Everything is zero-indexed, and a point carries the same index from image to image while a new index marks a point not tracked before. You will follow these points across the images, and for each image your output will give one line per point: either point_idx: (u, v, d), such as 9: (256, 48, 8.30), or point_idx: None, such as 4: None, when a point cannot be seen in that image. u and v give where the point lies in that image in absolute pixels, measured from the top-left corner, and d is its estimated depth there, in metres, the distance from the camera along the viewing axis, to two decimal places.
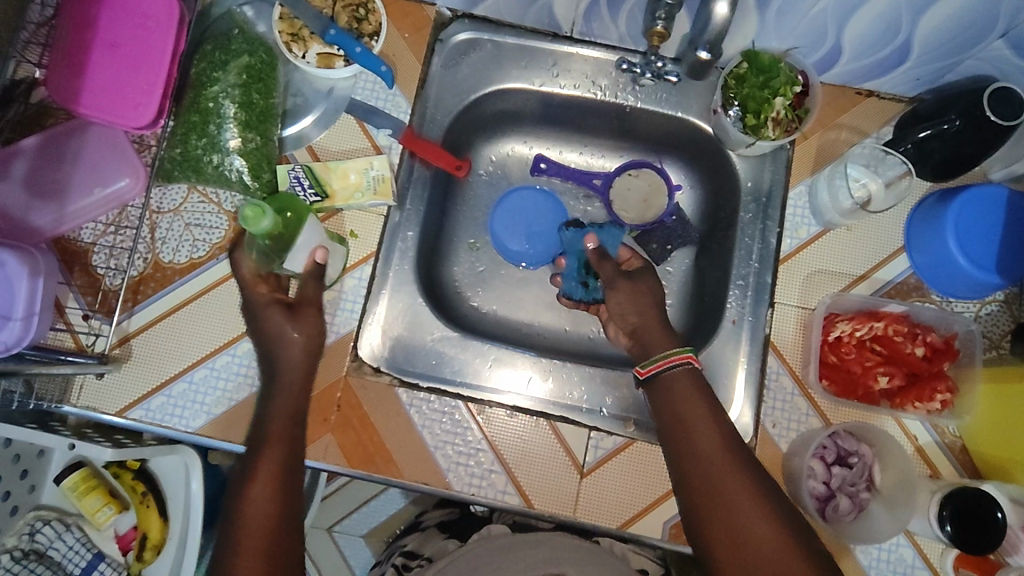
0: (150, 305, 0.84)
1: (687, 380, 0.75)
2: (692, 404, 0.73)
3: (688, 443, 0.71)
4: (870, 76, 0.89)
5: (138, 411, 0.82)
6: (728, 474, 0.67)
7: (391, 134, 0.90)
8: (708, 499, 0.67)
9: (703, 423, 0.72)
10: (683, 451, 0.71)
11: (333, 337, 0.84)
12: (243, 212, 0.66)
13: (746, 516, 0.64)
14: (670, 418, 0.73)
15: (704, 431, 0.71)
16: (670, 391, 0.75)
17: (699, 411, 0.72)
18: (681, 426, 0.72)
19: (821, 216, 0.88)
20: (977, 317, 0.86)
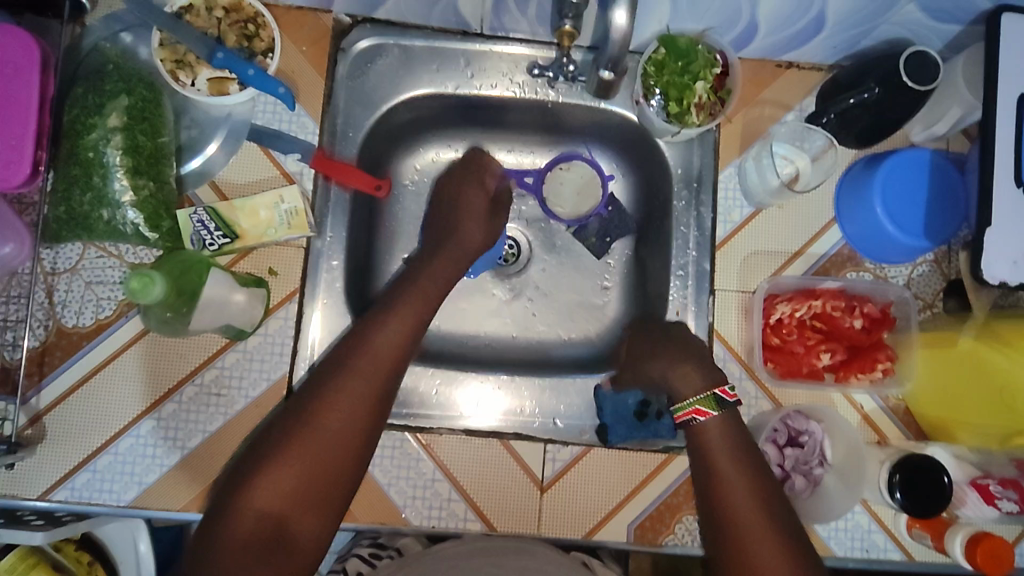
0: (58, 378, 0.78)
1: (712, 430, 0.73)
2: (724, 458, 0.71)
3: (712, 478, 0.71)
4: (789, 48, 0.87)
5: (64, 492, 0.77)
6: (759, 538, 0.66)
7: (300, 158, 0.84)
8: (734, 536, 0.67)
9: (730, 460, 0.71)
10: (711, 486, 0.71)
11: (264, 385, 0.80)
12: (129, 287, 0.65)
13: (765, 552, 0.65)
14: (704, 472, 0.72)
15: (727, 465, 0.71)
16: (701, 443, 0.73)
17: (740, 473, 0.70)
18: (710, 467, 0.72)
19: (752, 198, 0.87)
20: (910, 279, 0.87)
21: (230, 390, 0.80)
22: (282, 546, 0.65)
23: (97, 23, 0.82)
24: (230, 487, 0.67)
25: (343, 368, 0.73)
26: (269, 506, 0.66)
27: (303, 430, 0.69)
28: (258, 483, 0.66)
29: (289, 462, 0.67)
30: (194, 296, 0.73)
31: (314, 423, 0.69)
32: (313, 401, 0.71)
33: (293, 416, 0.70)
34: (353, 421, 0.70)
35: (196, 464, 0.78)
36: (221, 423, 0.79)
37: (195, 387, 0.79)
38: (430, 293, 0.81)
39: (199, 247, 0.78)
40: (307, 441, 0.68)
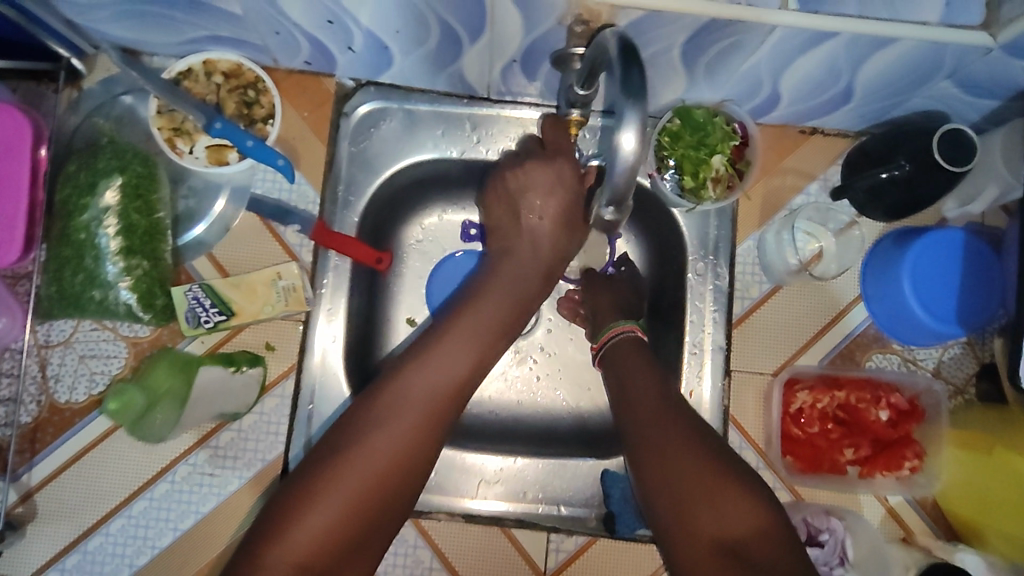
0: (49, 456, 0.76)
1: (635, 345, 0.77)
2: (633, 364, 0.75)
3: (627, 393, 0.72)
4: (813, 116, 0.83)
5: (53, 573, 0.75)
6: (661, 415, 0.68)
7: (300, 230, 0.82)
8: (666, 481, 0.64)
9: (645, 377, 0.72)
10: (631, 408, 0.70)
11: (259, 466, 0.77)
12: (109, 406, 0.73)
13: (684, 467, 0.63)
14: (616, 379, 0.75)
15: (640, 380, 0.72)
16: (619, 353, 0.77)
17: (644, 370, 0.74)
18: (627, 378, 0.73)
19: (771, 274, 0.83)
20: (940, 363, 0.81)
21: (224, 471, 0.77)
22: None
23: (96, 87, 0.80)
24: (263, 530, 0.59)
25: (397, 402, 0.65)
26: (300, 563, 0.58)
27: (345, 472, 0.61)
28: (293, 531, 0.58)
29: (330, 511, 0.60)
30: (182, 399, 0.74)
31: (354, 462, 0.62)
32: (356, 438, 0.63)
33: (335, 457, 0.62)
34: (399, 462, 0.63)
35: (187, 547, 0.76)
36: (214, 505, 0.77)
37: (188, 467, 0.77)
38: (494, 316, 0.72)
39: (194, 325, 0.76)
40: (345, 488, 0.61)
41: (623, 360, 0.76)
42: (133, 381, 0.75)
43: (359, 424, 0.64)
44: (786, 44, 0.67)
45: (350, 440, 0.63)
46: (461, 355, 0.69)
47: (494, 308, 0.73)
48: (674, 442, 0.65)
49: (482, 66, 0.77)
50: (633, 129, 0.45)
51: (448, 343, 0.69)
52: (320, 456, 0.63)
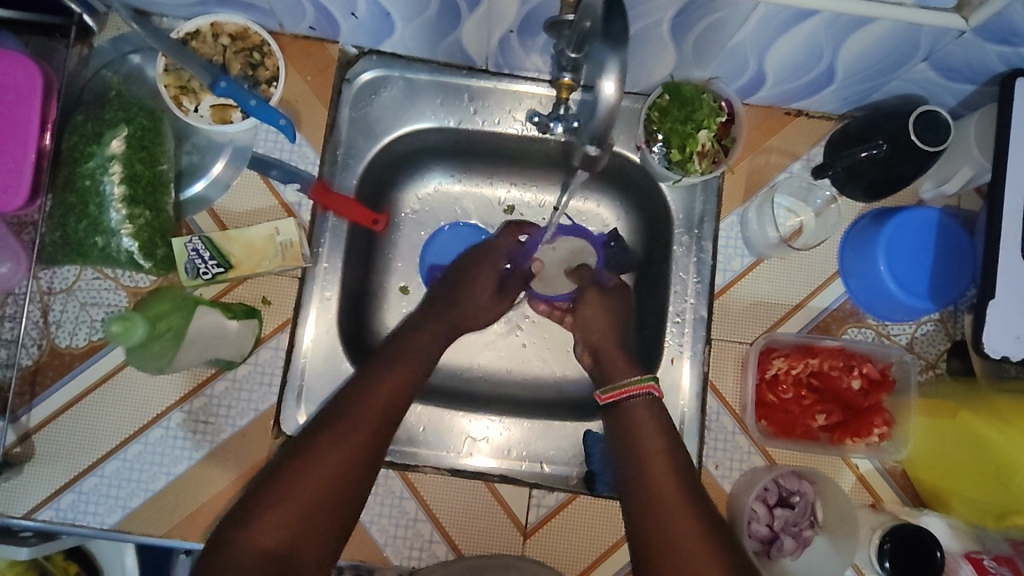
0: (49, 397, 0.78)
1: (650, 407, 0.76)
2: (643, 425, 0.75)
3: (636, 456, 0.72)
4: (798, 97, 0.86)
5: (49, 511, 0.77)
6: (672, 496, 0.68)
7: (299, 189, 0.85)
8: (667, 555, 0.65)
9: (652, 454, 0.72)
10: (632, 491, 0.71)
11: (252, 415, 0.80)
12: (110, 329, 0.65)
13: (690, 548, 0.64)
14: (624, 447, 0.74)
15: (641, 449, 0.73)
16: (628, 417, 0.76)
17: (655, 438, 0.73)
18: (631, 447, 0.73)
19: (753, 247, 0.86)
20: (913, 338, 0.84)
21: (217, 419, 0.79)
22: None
23: (105, 45, 0.82)
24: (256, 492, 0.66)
25: (351, 399, 0.73)
26: (265, 542, 0.62)
27: (305, 456, 0.68)
28: (263, 508, 0.64)
29: (294, 490, 0.65)
30: (179, 338, 0.71)
31: (331, 440, 0.69)
32: (315, 433, 0.70)
33: (296, 447, 0.69)
34: (358, 446, 0.70)
35: (178, 492, 0.78)
36: (206, 452, 0.79)
37: (184, 413, 0.79)
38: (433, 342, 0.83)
39: (193, 276, 0.78)
40: (324, 463, 0.67)
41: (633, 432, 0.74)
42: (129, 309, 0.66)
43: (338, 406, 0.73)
44: (770, 22, 0.70)
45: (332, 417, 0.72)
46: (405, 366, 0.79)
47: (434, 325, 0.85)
48: (684, 526, 0.65)
49: (481, 36, 0.80)
50: (614, 77, 0.50)
51: (396, 360, 0.79)
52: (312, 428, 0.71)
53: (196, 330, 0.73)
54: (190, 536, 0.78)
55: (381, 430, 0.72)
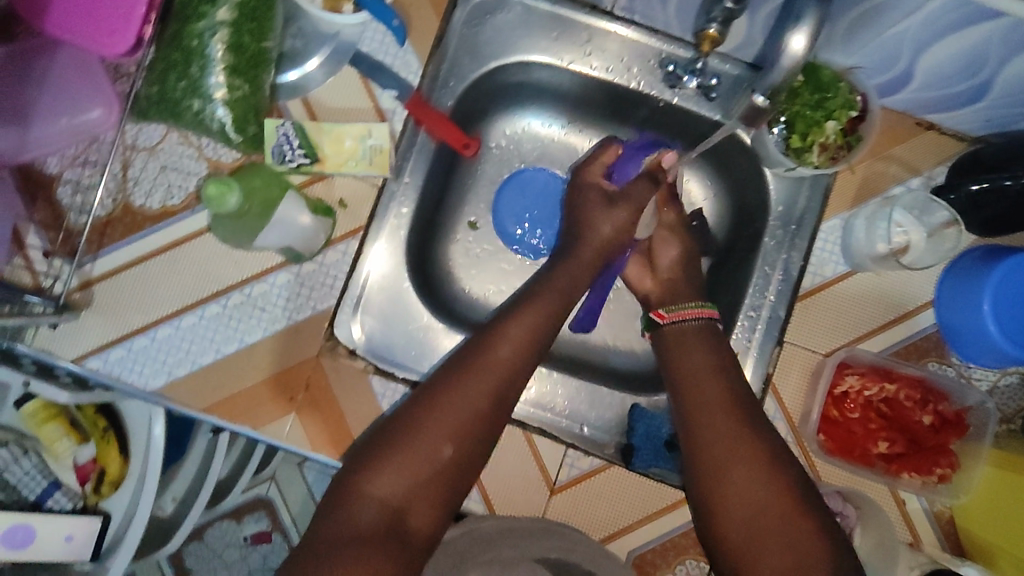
0: (115, 251, 0.78)
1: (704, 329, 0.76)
2: (700, 354, 0.74)
3: (698, 389, 0.71)
4: (936, 108, 0.79)
5: (96, 361, 0.78)
6: (732, 420, 0.68)
7: (396, 97, 0.81)
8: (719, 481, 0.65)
9: (721, 391, 0.70)
10: (705, 435, 0.67)
11: (309, 311, 0.79)
12: (205, 191, 0.63)
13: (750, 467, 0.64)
14: (686, 372, 0.73)
15: (716, 392, 0.70)
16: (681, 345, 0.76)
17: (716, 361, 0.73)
18: (699, 380, 0.72)
19: (851, 256, 0.81)
20: (994, 387, 0.80)
21: (274, 307, 0.78)
22: (402, 542, 0.60)
23: None
24: (384, 437, 0.65)
25: (461, 367, 0.69)
26: (387, 491, 0.61)
27: (424, 425, 0.65)
28: (384, 469, 0.62)
29: (414, 456, 0.63)
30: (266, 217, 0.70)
31: (453, 389, 0.67)
32: (431, 393, 0.67)
33: (417, 412, 0.66)
34: (474, 422, 0.66)
35: (226, 370, 0.78)
36: (258, 339, 0.78)
37: (243, 296, 0.78)
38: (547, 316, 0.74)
39: (279, 161, 0.77)
40: (449, 409, 0.66)
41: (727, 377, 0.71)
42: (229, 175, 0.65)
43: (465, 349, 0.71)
44: (943, 16, 0.63)
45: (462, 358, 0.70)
46: (515, 343, 0.71)
47: (546, 302, 0.76)
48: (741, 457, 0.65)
49: None
50: None
51: (506, 328, 0.73)
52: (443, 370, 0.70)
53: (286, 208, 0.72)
54: (225, 416, 0.77)
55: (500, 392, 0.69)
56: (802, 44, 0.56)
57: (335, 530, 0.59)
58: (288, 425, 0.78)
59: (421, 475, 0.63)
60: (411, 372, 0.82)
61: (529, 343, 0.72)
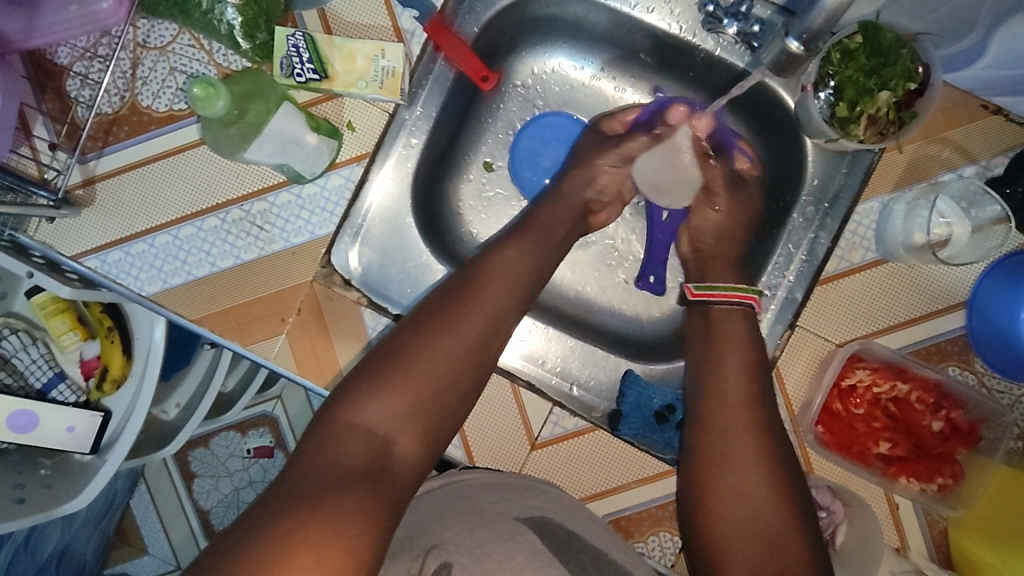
0: (119, 151, 0.77)
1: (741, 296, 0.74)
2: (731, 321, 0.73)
3: (713, 359, 0.71)
4: (1007, 90, 0.71)
5: (95, 261, 0.77)
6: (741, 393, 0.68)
7: (416, 17, 0.76)
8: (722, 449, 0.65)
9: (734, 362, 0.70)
10: (711, 403, 0.68)
11: (306, 237, 0.77)
12: (191, 93, 0.61)
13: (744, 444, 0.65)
14: (704, 335, 0.74)
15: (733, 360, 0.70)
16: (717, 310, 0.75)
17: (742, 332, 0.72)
18: (719, 346, 0.72)
19: (884, 244, 0.74)
20: (1016, 402, 0.74)
21: (271, 227, 0.76)
22: (390, 472, 0.59)
23: None
24: (376, 366, 0.64)
25: (463, 300, 0.69)
26: (377, 420, 0.61)
27: (416, 357, 0.65)
28: (369, 402, 0.61)
29: (407, 387, 0.63)
30: (257, 128, 0.69)
31: (449, 325, 0.67)
32: (426, 327, 0.67)
33: (398, 350, 0.65)
34: (463, 356, 0.66)
35: (221, 283, 0.77)
36: (254, 257, 0.77)
37: (242, 212, 0.76)
38: (534, 260, 0.75)
39: (286, 74, 0.73)
40: (442, 345, 0.66)
41: (717, 363, 0.70)
42: (214, 76, 0.62)
43: (463, 285, 0.71)
44: None
45: (460, 290, 0.70)
46: (512, 279, 0.72)
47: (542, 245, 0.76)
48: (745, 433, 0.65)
49: None
50: None
51: (501, 267, 0.72)
52: (435, 303, 0.69)
53: (280, 121, 0.70)
54: (215, 329, 0.76)
55: (492, 329, 0.69)
56: None
57: (315, 465, 0.57)
58: (277, 346, 0.76)
59: (403, 409, 0.62)
60: (391, 305, 0.80)
61: (519, 282, 0.73)
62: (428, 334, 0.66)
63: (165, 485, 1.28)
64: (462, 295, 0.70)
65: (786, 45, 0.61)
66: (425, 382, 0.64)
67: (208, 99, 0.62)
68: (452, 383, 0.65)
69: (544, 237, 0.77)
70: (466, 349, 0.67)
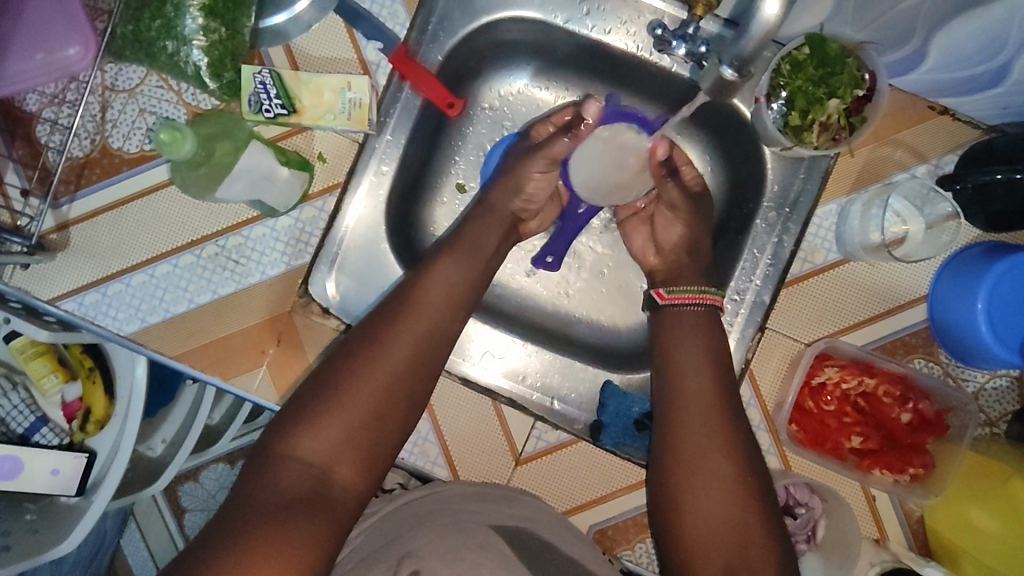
0: (92, 195, 0.77)
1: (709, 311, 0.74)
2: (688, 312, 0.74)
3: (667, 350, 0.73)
4: (950, 92, 0.75)
5: (72, 303, 0.77)
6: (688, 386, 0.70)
7: (380, 49, 0.79)
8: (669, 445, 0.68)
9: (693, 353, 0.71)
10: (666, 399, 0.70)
11: (283, 268, 0.78)
12: (159, 138, 0.64)
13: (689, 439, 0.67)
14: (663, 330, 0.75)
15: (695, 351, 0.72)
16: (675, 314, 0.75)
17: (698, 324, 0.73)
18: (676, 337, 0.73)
19: (844, 244, 0.77)
20: (981, 389, 0.77)
21: (247, 261, 0.77)
22: (330, 497, 0.61)
23: None
24: (312, 391, 0.65)
25: (392, 318, 0.70)
26: (314, 448, 0.62)
27: (349, 380, 0.65)
28: (309, 423, 0.63)
29: (343, 410, 0.64)
30: (227, 169, 0.71)
31: (380, 344, 0.68)
32: (359, 346, 0.68)
33: (334, 371, 0.66)
34: (397, 374, 0.67)
35: (199, 319, 0.77)
36: (231, 291, 0.77)
37: (217, 247, 0.77)
38: (465, 273, 0.75)
39: (255, 110, 0.74)
40: (375, 364, 0.66)
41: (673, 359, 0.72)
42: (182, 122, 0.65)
43: (398, 302, 0.71)
44: None
45: (396, 308, 0.71)
46: (442, 292, 0.72)
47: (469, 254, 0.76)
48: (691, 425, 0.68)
49: None
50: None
51: (434, 282, 0.73)
52: (368, 324, 0.70)
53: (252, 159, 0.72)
54: (196, 366, 0.77)
55: (428, 344, 0.69)
56: (775, 9, 0.54)
57: (259, 489, 0.60)
58: (258, 379, 0.77)
59: (338, 433, 0.63)
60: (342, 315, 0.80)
61: (451, 296, 0.73)
62: (361, 355, 0.67)
63: (155, 521, 1.27)
64: (397, 314, 0.70)
65: (722, 73, 0.61)
66: (361, 403, 0.65)
67: (175, 145, 0.64)
68: (387, 400, 0.66)
69: (478, 249, 0.77)
70: (399, 365, 0.67)
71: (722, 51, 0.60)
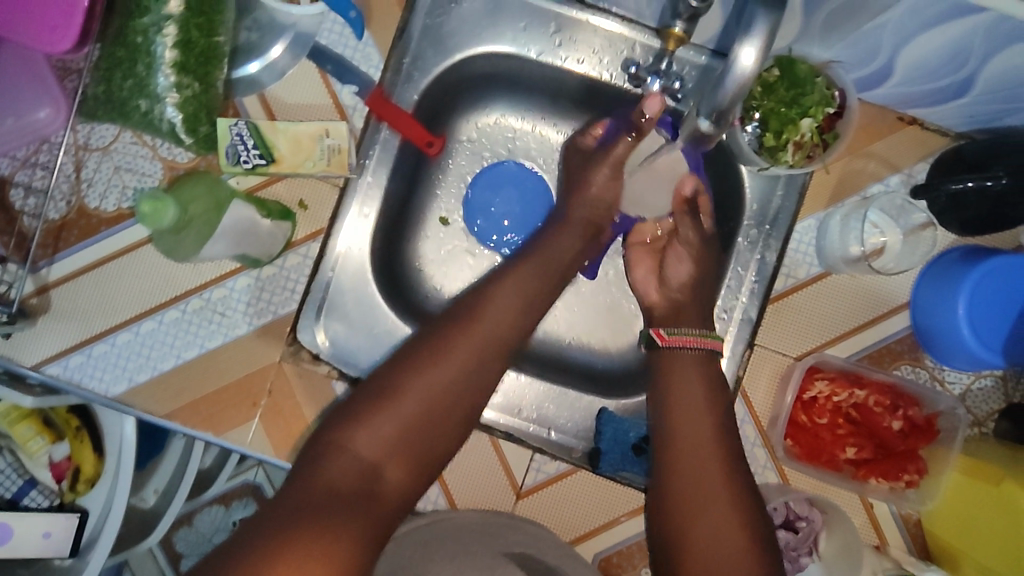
0: (70, 256, 0.76)
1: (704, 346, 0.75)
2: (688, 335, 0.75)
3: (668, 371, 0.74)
4: (917, 103, 0.77)
5: (56, 368, 0.76)
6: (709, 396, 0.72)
7: (356, 92, 0.79)
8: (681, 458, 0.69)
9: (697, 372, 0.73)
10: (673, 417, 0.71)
11: (270, 317, 0.77)
12: (140, 208, 0.62)
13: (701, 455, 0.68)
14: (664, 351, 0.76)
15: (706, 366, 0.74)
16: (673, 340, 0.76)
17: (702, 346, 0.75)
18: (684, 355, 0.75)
19: (825, 258, 0.78)
20: (967, 390, 0.78)
21: (232, 312, 0.77)
22: (375, 497, 0.63)
23: None
24: (373, 391, 0.67)
25: (454, 328, 0.71)
26: (371, 444, 0.64)
27: (412, 382, 0.67)
28: (357, 429, 0.64)
29: (401, 412, 0.66)
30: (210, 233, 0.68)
31: (445, 351, 0.69)
32: (422, 351, 0.70)
33: (396, 372, 0.68)
34: (457, 383, 0.68)
35: (187, 375, 0.76)
36: (219, 344, 0.77)
37: (202, 300, 0.76)
38: (529, 286, 0.76)
39: (233, 162, 0.74)
40: (440, 368, 0.68)
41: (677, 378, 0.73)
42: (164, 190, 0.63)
43: (464, 311, 0.73)
44: (922, 10, 0.60)
45: (461, 316, 0.73)
46: (506, 304, 0.74)
47: (529, 266, 0.78)
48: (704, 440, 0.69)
49: None
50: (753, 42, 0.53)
51: (496, 296, 0.75)
52: (430, 332, 0.71)
53: (234, 220, 0.69)
54: (188, 423, 0.76)
55: (492, 354, 0.71)
56: (751, 57, 0.55)
57: (304, 483, 0.61)
58: (252, 432, 0.76)
59: (395, 436, 0.65)
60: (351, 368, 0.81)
61: (515, 310, 0.74)
62: (426, 359, 0.69)
63: None
64: (462, 323, 0.72)
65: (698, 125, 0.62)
66: (423, 407, 0.66)
67: (155, 212, 0.62)
68: (447, 408, 0.68)
69: (549, 263, 0.79)
70: (462, 371, 0.69)
71: (699, 104, 0.61)
